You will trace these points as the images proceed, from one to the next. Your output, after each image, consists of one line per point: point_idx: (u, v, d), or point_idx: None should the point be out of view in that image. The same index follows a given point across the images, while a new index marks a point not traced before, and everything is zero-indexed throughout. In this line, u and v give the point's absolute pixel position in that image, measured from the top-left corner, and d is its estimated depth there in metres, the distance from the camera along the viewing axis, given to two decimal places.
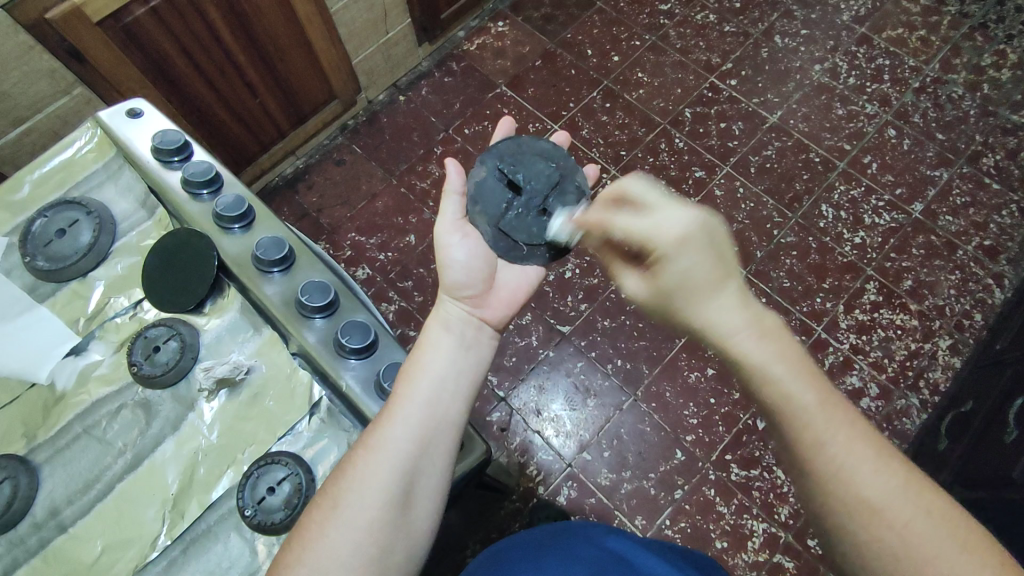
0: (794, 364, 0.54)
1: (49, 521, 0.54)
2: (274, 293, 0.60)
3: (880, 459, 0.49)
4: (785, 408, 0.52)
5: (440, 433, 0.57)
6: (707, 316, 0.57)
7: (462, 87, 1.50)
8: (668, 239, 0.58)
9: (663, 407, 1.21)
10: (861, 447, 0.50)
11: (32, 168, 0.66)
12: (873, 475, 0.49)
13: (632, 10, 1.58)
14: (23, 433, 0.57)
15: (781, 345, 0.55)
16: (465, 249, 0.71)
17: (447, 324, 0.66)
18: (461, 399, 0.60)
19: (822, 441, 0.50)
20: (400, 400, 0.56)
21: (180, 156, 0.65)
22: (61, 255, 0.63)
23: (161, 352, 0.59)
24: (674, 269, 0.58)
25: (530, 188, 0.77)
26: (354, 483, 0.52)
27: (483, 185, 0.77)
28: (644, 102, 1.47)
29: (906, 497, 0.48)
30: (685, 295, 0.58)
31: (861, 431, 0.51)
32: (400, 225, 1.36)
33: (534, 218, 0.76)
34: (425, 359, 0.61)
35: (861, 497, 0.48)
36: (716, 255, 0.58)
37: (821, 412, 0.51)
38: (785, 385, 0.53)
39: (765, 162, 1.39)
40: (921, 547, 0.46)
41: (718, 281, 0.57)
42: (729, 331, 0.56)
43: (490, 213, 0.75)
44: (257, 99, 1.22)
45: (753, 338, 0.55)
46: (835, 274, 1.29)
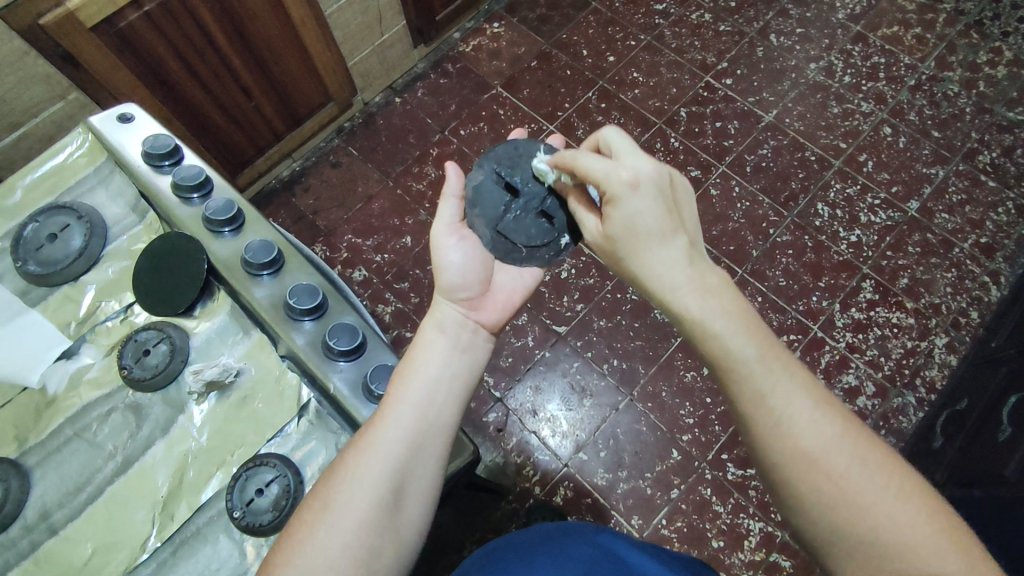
0: (738, 318, 0.55)
1: (40, 524, 0.55)
2: (263, 296, 0.60)
3: (819, 409, 0.51)
4: (725, 360, 0.54)
5: (432, 435, 0.57)
6: (647, 264, 0.59)
7: (458, 88, 1.50)
8: (623, 181, 0.58)
9: (659, 407, 1.21)
10: (800, 395, 0.52)
11: (24, 173, 0.66)
12: (809, 425, 0.50)
13: (628, 10, 1.58)
14: (14, 436, 0.58)
15: (724, 302, 0.56)
16: (462, 252, 0.71)
17: (442, 327, 0.66)
18: (454, 401, 0.60)
19: (760, 390, 0.52)
20: (393, 401, 0.56)
21: (171, 161, 0.66)
22: (52, 259, 0.63)
23: (151, 355, 0.60)
24: (624, 214, 0.59)
25: (528, 189, 0.77)
26: (345, 484, 0.53)
27: (481, 188, 0.77)
28: (639, 102, 1.47)
29: (841, 445, 0.49)
30: (631, 240, 0.59)
31: (801, 382, 0.53)
32: (396, 226, 1.37)
33: (533, 221, 0.76)
34: (419, 362, 0.61)
35: (798, 445, 0.50)
36: (667, 207, 0.59)
37: (760, 364, 0.53)
38: (724, 338, 0.54)
39: (761, 161, 1.39)
40: (854, 493, 0.48)
41: (665, 232, 0.58)
42: (670, 285, 0.58)
43: (489, 216, 0.75)
44: (253, 102, 1.22)
45: (694, 293, 0.57)
46: (831, 272, 1.29)
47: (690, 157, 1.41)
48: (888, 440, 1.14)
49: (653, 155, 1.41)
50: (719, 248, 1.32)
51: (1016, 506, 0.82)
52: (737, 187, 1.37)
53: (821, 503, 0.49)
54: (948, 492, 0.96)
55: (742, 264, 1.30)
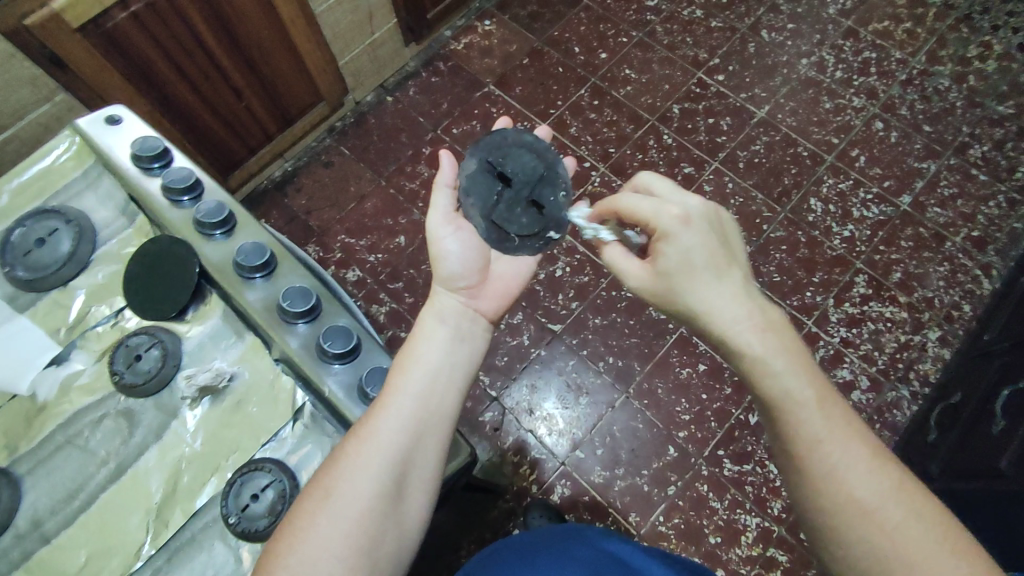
0: (797, 361, 0.55)
1: (32, 533, 0.54)
2: (256, 299, 0.60)
3: (875, 460, 0.50)
4: (782, 402, 0.53)
5: (433, 425, 0.57)
6: (707, 301, 0.58)
7: (450, 87, 1.49)
8: (673, 216, 0.60)
9: (655, 404, 1.22)
10: (856, 445, 0.51)
11: (11, 177, 0.65)
12: (865, 475, 0.49)
13: (619, 6, 1.58)
14: (4, 444, 0.57)
15: (785, 343, 0.55)
16: (459, 241, 0.71)
17: (442, 316, 0.65)
18: (454, 391, 0.60)
19: (816, 435, 0.51)
20: (393, 391, 0.56)
21: (160, 163, 0.65)
22: (41, 264, 0.62)
23: (143, 361, 0.59)
24: (676, 250, 0.59)
25: (519, 178, 0.77)
26: (346, 473, 0.52)
27: (473, 179, 0.76)
28: (632, 99, 1.46)
29: (898, 501, 0.48)
30: (686, 275, 0.59)
31: (858, 432, 0.52)
32: (390, 226, 1.36)
33: (524, 210, 0.76)
34: (418, 352, 0.61)
35: (853, 495, 0.49)
36: (719, 245, 0.60)
37: (819, 409, 0.52)
38: (783, 380, 0.53)
39: (754, 157, 1.39)
40: (912, 551, 0.46)
41: (719, 268, 0.59)
42: (732, 320, 0.57)
43: (481, 206, 0.75)
44: (244, 102, 1.21)
45: (752, 330, 0.56)
46: (824, 267, 1.29)
47: (683, 153, 1.41)
48: (881, 433, 1.15)
49: (647, 152, 1.41)
50: None
51: (1012, 499, 0.82)
52: (730, 183, 1.37)
53: (874, 557, 0.47)
54: (944, 485, 0.97)
55: None
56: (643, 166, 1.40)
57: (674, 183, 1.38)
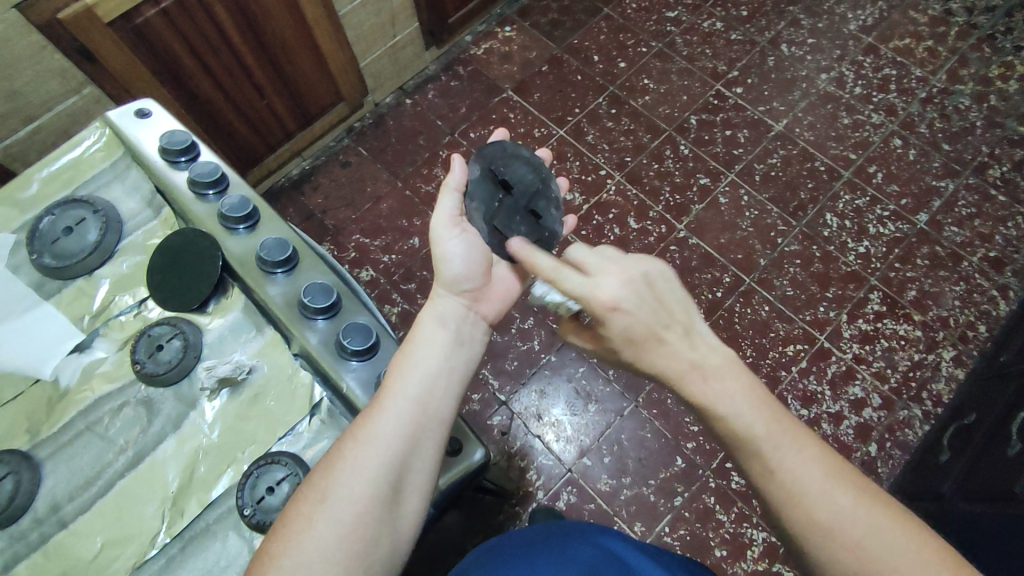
0: (748, 395, 0.54)
1: (50, 517, 0.55)
2: (277, 294, 0.61)
3: (832, 480, 0.50)
4: (740, 442, 0.53)
5: (430, 427, 0.56)
6: (653, 364, 0.58)
7: (469, 91, 1.50)
8: (601, 302, 0.58)
9: (664, 413, 1.21)
10: (811, 469, 0.51)
11: (42, 166, 0.67)
12: (823, 496, 0.50)
13: (639, 16, 1.58)
14: (26, 428, 0.58)
15: (729, 382, 0.55)
16: (464, 243, 0.71)
17: (442, 319, 0.65)
18: (452, 394, 0.59)
19: (772, 467, 0.52)
20: (390, 393, 0.56)
21: (187, 157, 0.66)
22: (68, 253, 0.64)
23: (165, 350, 0.60)
24: (617, 330, 0.58)
25: (520, 188, 0.75)
26: (343, 475, 0.52)
27: (479, 184, 0.75)
28: (650, 109, 1.47)
29: (857, 515, 0.49)
30: (631, 350, 0.58)
31: (810, 451, 0.52)
32: (404, 227, 1.37)
33: (523, 219, 0.74)
34: (415, 354, 0.60)
35: (814, 519, 0.49)
36: (646, 317, 0.58)
37: (770, 441, 0.52)
38: (731, 421, 0.54)
39: (770, 170, 1.40)
40: (877, 562, 0.47)
41: (656, 334, 0.57)
42: (676, 376, 0.57)
43: (484, 209, 0.73)
44: (266, 100, 1.23)
45: (699, 380, 0.56)
46: (838, 283, 1.29)
47: (699, 164, 1.41)
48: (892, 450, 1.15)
49: (663, 162, 1.41)
50: (728, 256, 1.32)
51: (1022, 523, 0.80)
52: (745, 196, 1.37)
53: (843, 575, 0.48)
54: (954, 506, 0.95)
55: (749, 273, 1.30)
56: (659, 175, 1.40)
57: (689, 193, 1.38)
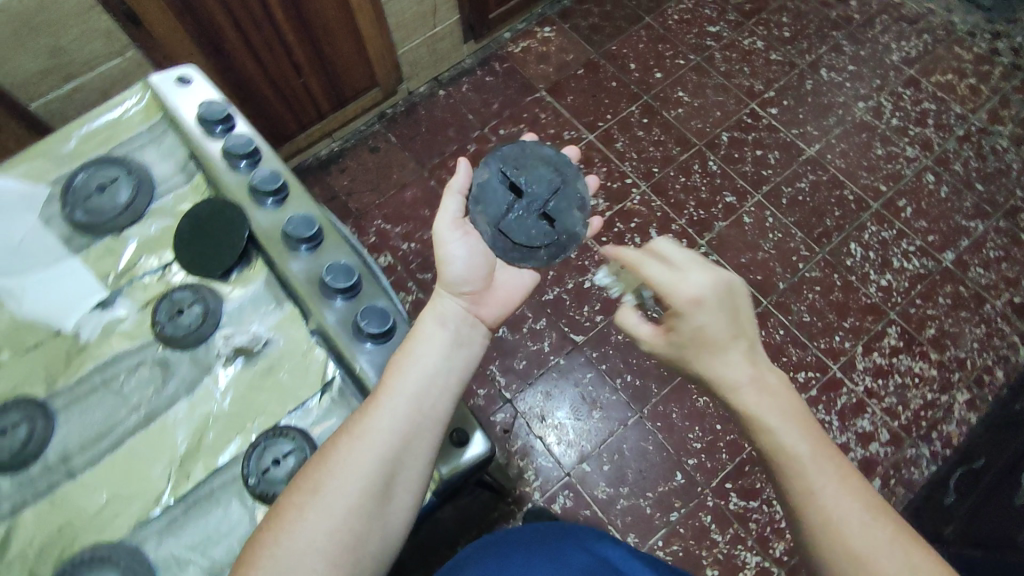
0: (796, 418, 0.55)
1: (59, 466, 0.56)
2: (299, 270, 0.61)
3: (871, 516, 0.50)
4: (782, 460, 0.54)
5: (425, 426, 0.55)
6: (711, 368, 0.59)
7: (503, 88, 1.50)
8: (685, 296, 0.60)
9: (668, 427, 1.21)
10: (849, 501, 0.51)
11: (81, 124, 0.68)
12: (861, 528, 0.49)
13: (680, 28, 1.57)
14: (44, 378, 0.59)
15: (784, 402, 0.56)
16: (465, 246, 0.70)
17: (442, 319, 0.63)
18: (450, 393, 0.58)
19: (812, 490, 0.52)
20: (387, 390, 0.55)
21: (223, 127, 0.67)
22: (99, 210, 0.65)
23: (185, 315, 0.61)
24: (690, 326, 0.60)
25: (533, 192, 0.77)
26: (337, 469, 0.52)
27: (491, 186, 0.77)
28: (682, 122, 1.46)
29: (893, 556, 0.48)
30: (697, 349, 0.60)
31: (852, 484, 0.52)
32: (426, 217, 1.37)
33: (535, 221, 0.75)
34: (415, 352, 0.59)
35: (849, 548, 0.49)
36: (719, 319, 0.59)
37: (814, 462, 0.53)
38: (778, 437, 0.55)
39: (798, 194, 1.38)
40: None
41: (727, 340, 0.59)
42: (730, 385, 0.58)
43: (491, 212, 0.75)
44: (302, 79, 1.24)
45: (751, 391, 0.57)
46: (856, 313, 1.27)
47: (726, 182, 1.40)
48: (896, 488, 1.13)
49: (690, 176, 1.41)
50: (747, 276, 1.31)
51: None
52: (770, 218, 1.36)
53: None
54: (954, 551, 0.94)
55: (766, 295, 1.29)
56: (685, 189, 1.39)
57: (714, 210, 1.37)
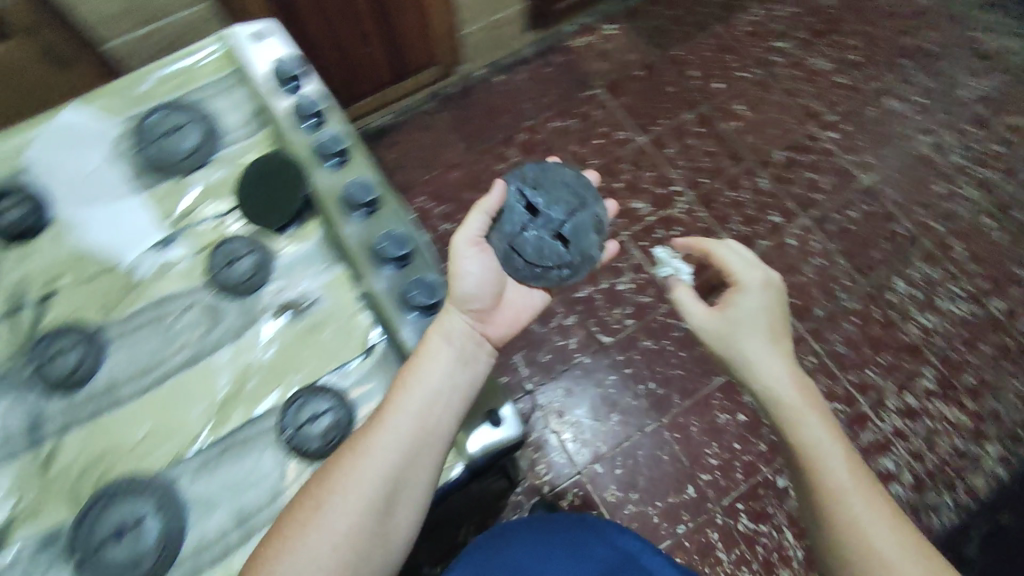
0: (830, 426, 0.62)
1: (106, 394, 0.58)
2: (354, 233, 0.61)
3: (891, 520, 0.56)
4: (816, 460, 0.60)
5: (427, 446, 0.54)
6: (760, 356, 0.65)
7: (561, 80, 1.49)
8: (755, 278, 0.69)
9: (685, 440, 1.20)
10: (874, 504, 0.57)
11: (157, 66, 0.69)
12: (882, 528, 0.55)
13: (747, 40, 1.54)
14: (99, 307, 0.61)
15: (819, 405, 0.63)
16: (480, 264, 0.66)
17: (449, 336, 0.59)
18: (455, 413, 0.57)
19: (842, 490, 0.57)
20: (391, 410, 0.55)
21: (294, 84, 0.67)
22: (165, 152, 0.65)
23: (237, 265, 0.61)
24: (748, 304, 0.68)
25: (552, 211, 0.71)
26: (338, 487, 0.52)
27: (509, 203, 0.71)
28: (737, 135, 1.44)
29: (907, 554, 0.54)
30: (750, 329, 0.67)
31: (875, 490, 0.58)
32: (469, 200, 1.38)
33: (551, 244, 0.70)
34: (420, 369, 0.57)
35: (870, 545, 0.55)
36: (769, 317, 0.67)
37: (845, 464, 0.59)
38: (815, 437, 0.61)
39: (847, 222, 1.35)
40: None
41: (777, 333, 0.67)
42: (774, 376, 0.64)
43: (506, 230, 0.70)
44: (366, 49, 1.25)
45: (792, 388, 0.63)
46: (893, 350, 1.24)
47: (775, 201, 1.37)
48: None
49: (739, 190, 1.38)
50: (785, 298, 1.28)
51: None
52: (816, 243, 1.33)
53: None
54: None
55: (803, 320, 1.26)
56: (732, 203, 1.37)
57: (759, 228, 1.35)
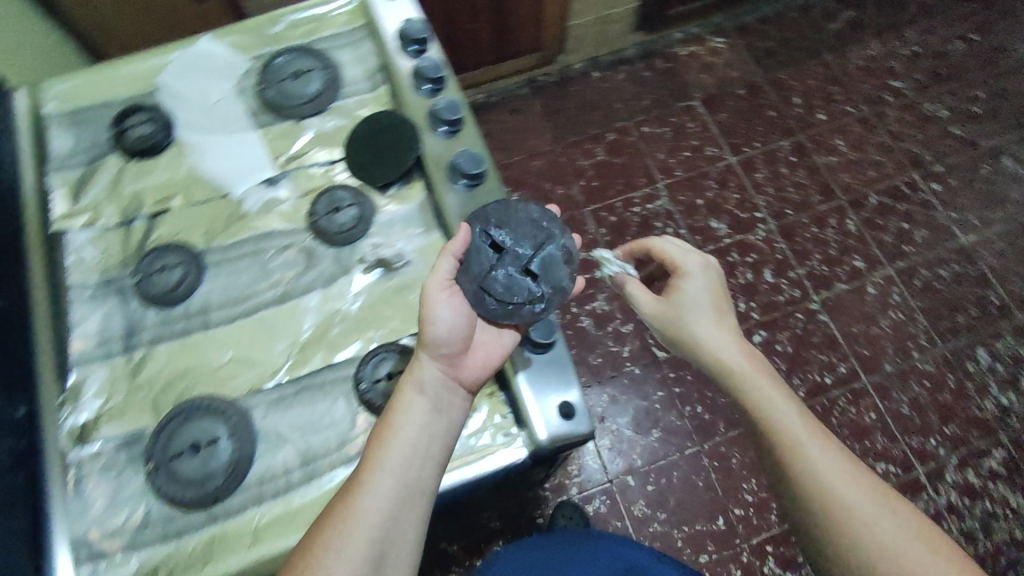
0: (780, 388, 0.61)
1: (198, 316, 0.60)
2: (456, 203, 0.62)
3: (850, 468, 0.55)
4: (770, 424, 0.59)
5: (412, 500, 0.50)
6: (707, 333, 0.65)
7: (658, 86, 1.46)
8: (694, 262, 0.69)
9: (724, 470, 1.17)
10: (830, 454, 0.55)
11: (291, 11, 0.70)
12: (843, 478, 0.54)
13: (860, 74, 1.48)
14: (205, 232, 0.63)
15: (768, 371, 0.62)
16: (450, 307, 0.56)
17: (425, 386, 0.54)
18: (437, 463, 0.52)
19: (798, 446, 0.56)
20: (369, 469, 0.50)
21: (418, 47, 0.67)
22: (288, 94, 0.67)
23: (341, 214, 0.63)
24: (691, 287, 0.67)
25: (519, 246, 0.59)
26: (322, 558, 0.47)
27: (469, 241, 0.59)
28: (832, 171, 1.38)
29: (867, 497, 0.53)
30: (693, 309, 0.66)
31: (832, 443, 0.57)
32: (546, 191, 1.37)
33: (525, 280, 0.59)
34: (397, 424, 0.52)
35: (833, 496, 0.53)
36: (714, 297, 0.67)
37: (797, 422, 0.58)
38: (765, 400, 0.60)
39: (935, 280, 1.28)
40: (892, 544, 0.50)
41: (720, 309, 0.66)
42: (720, 348, 0.64)
43: (474, 271, 0.58)
44: (475, 26, 1.25)
45: (739, 356, 0.63)
46: (961, 423, 1.18)
47: (861, 245, 1.31)
48: None
49: (824, 228, 1.33)
50: (854, 347, 1.23)
51: None
52: (897, 296, 1.27)
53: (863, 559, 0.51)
54: None
55: (869, 373, 1.21)
56: (815, 240, 1.32)
57: (839, 270, 1.29)
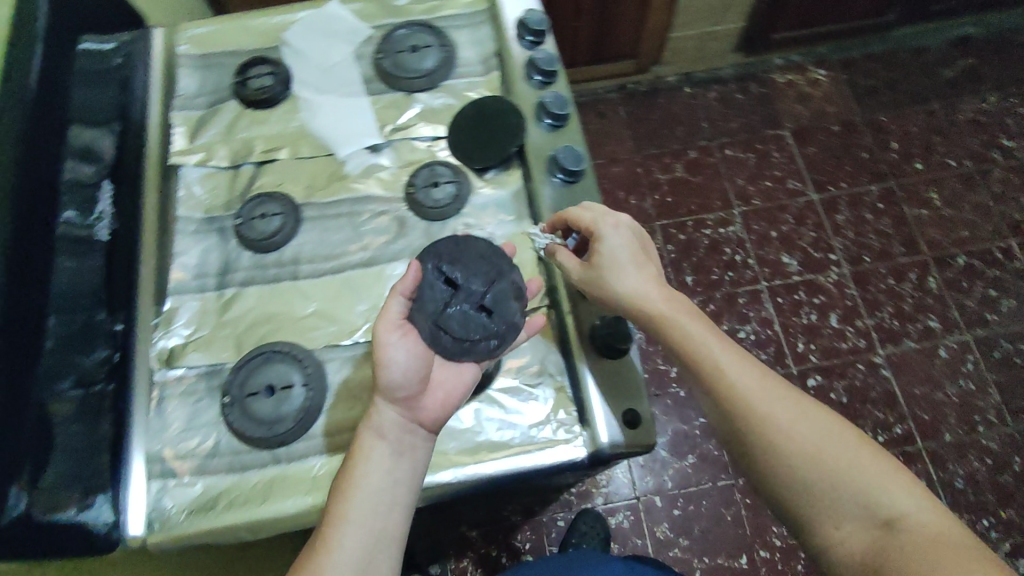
0: (700, 322, 0.55)
1: (289, 265, 0.62)
2: (550, 196, 0.63)
3: (776, 389, 0.51)
4: (697, 363, 0.53)
5: (381, 550, 0.47)
6: (631, 288, 0.55)
7: (750, 110, 1.43)
8: (605, 215, 0.58)
9: (756, 509, 1.14)
10: (754, 378, 0.52)
11: None
12: (774, 403, 0.50)
13: (966, 128, 1.41)
14: (306, 186, 0.65)
15: (686, 304, 0.56)
16: (408, 350, 0.51)
17: (384, 432, 0.51)
18: (404, 509, 0.49)
19: (726, 381, 0.52)
20: (333, 525, 0.47)
21: (535, 37, 0.68)
22: (403, 66, 0.69)
23: (438, 190, 0.64)
24: (608, 247, 0.56)
25: (472, 282, 0.56)
26: None
27: (420, 277, 0.55)
28: (920, 224, 1.32)
29: (794, 416, 0.50)
30: (614, 266, 0.56)
31: (756, 371, 0.52)
32: (618, 199, 1.36)
33: (480, 320, 0.55)
34: (358, 473, 0.49)
35: (764, 427, 0.49)
36: (636, 249, 0.57)
37: (720, 355, 0.53)
38: (687, 334, 0.54)
39: (1014, 355, 1.22)
40: (823, 457, 0.48)
41: (640, 258, 0.57)
42: (640, 294, 0.55)
43: (428, 313, 0.54)
44: (577, 24, 1.25)
45: (660, 295, 0.55)
46: (1019, 508, 1.12)
47: (938, 306, 1.25)
48: None
49: (901, 281, 1.28)
50: (914, 410, 1.18)
51: None
52: (969, 364, 1.21)
53: (801, 482, 0.48)
54: None
55: (925, 439, 1.16)
56: (889, 292, 1.27)
57: (911, 327, 1.24)
